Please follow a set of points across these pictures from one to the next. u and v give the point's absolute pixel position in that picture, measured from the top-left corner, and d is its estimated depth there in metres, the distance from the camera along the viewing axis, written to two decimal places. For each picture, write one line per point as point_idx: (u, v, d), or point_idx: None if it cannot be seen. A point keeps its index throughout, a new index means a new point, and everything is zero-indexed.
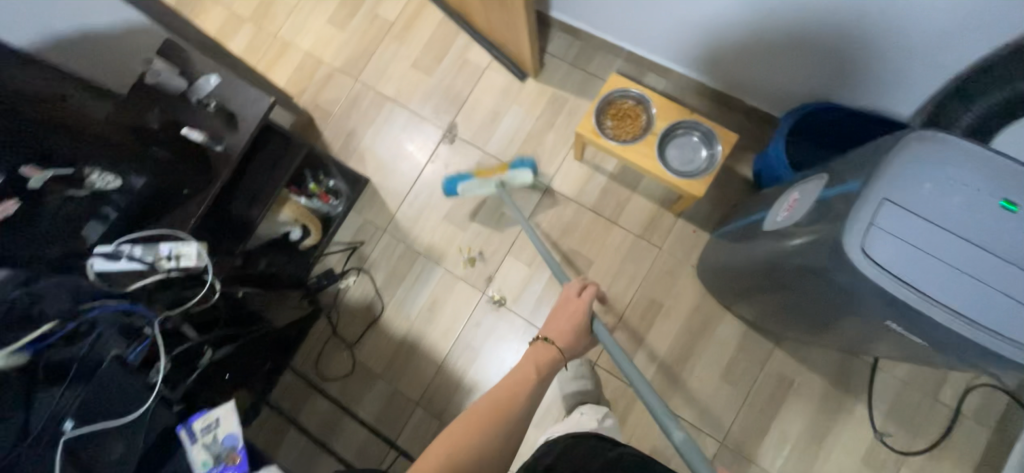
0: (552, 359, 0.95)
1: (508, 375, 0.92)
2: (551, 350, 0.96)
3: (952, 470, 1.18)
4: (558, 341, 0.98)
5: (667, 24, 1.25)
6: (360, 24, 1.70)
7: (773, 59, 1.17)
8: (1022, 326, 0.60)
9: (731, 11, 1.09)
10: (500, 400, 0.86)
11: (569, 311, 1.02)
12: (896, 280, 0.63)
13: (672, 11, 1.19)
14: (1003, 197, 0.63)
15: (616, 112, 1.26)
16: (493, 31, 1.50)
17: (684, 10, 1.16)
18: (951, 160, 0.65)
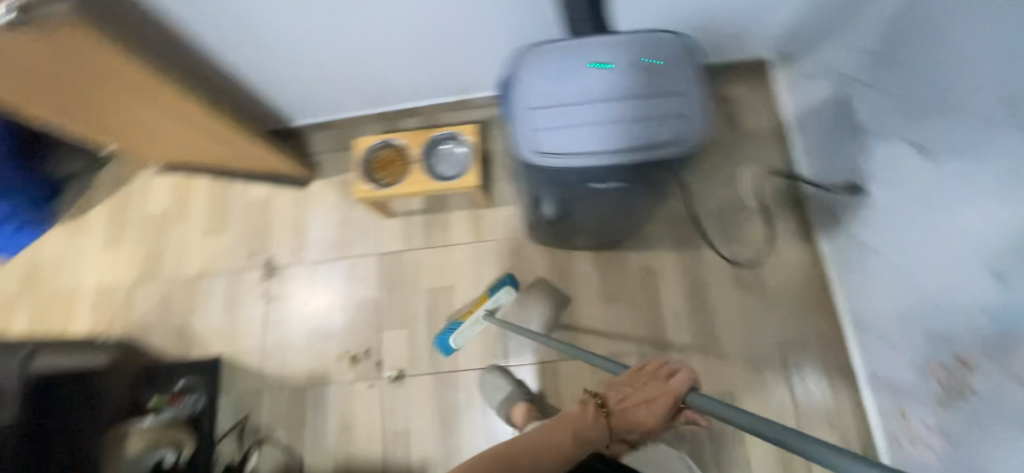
0: (596, 432, 0.81)
1: (554, 429, 0.78)
2: (598, 428, 0.81)
3: (794, 250, 1.38)
4: (618, 410, 0.86)
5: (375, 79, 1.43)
6: (135, 231, 1.66)
7: (457, 53, 1.35)
8: (655, 134, 0.80)
9: (403, 46, 1.30)
10: (534, 451, 0.73)
11: (645, 393, 0.88)
12: (567, 157, 0.80)
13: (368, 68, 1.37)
14: (592, 61, 0.82)
15: (378, 166, 1.35)
16: (252, 165, 1.57)
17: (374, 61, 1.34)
18: (550, 57, 0.83)
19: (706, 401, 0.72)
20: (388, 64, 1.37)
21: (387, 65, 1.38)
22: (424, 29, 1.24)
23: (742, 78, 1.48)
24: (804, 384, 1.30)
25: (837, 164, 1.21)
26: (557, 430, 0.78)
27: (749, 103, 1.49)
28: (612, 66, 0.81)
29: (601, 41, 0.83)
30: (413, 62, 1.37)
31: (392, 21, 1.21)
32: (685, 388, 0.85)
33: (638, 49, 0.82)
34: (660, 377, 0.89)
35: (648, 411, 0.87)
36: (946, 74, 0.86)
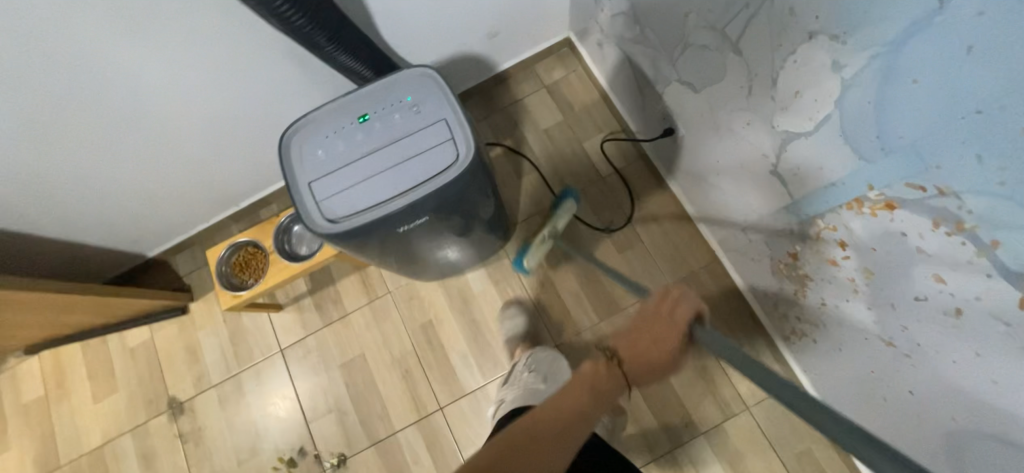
0: (612, 388, 0.66)
1: (556, 406, 0.65)
2: (618, 383, 0.67)
3: (656, 198, 1.46)
4: (632, 364, 0.68)
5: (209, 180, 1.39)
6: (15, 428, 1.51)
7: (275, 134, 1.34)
8: (432, 162, 0.81)
9: (214, 142, 1.27)
10: (536, 442, 0.61)
11: (653, 334, 0.69)
12: (358, 214, 0.80)
13: (195, 173, 1.34)
14: (357, 117, 0.86)
15: (239, 269, 1.32)
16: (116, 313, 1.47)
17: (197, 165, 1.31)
18: (320, 127, 0.86)
19: (728, 347, 0.64)
20: (212, 167, 1.35)
21: (214, 169, 1.36)
22: (228, 126, 1.24)
23: (556, 66, 1.60)
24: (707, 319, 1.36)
25: (648, 116, 1.30)
26: (559, 403, 0.65)
27: (570, 84, 1.59)
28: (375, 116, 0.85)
29: (354, 99, 0.87)
30: (238, 157, 1.36)
31: (191, 129, 1.20)
32: (688, 321, 0.69)
33: (388, 94, 0.86)
34: (664, 314, 0.70)
35: (661, 352, 0.68)
36: (673, 19, 0.97)
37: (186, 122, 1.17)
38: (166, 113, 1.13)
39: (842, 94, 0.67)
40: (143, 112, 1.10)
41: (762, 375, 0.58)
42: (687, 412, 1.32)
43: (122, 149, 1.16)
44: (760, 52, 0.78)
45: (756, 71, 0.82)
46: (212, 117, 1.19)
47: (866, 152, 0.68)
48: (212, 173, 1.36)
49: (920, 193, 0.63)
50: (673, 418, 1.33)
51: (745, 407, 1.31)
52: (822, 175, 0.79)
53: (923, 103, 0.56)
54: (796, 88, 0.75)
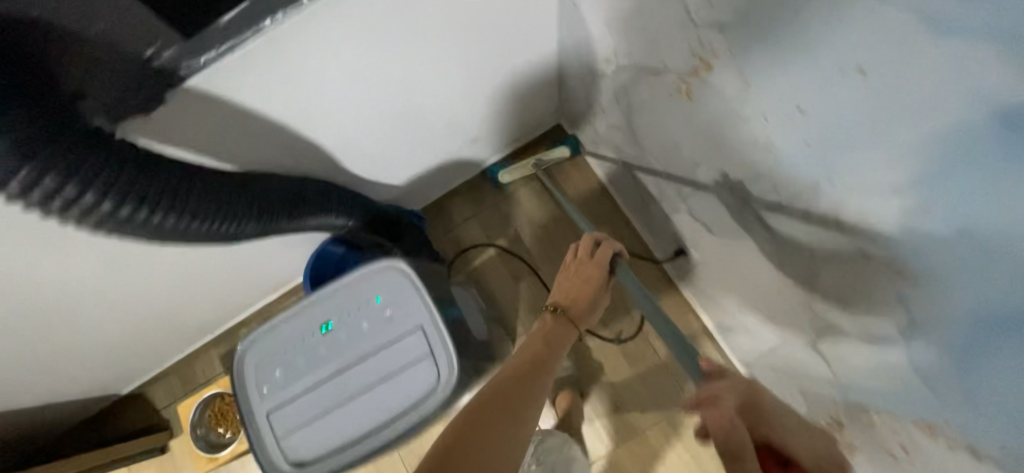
0: (563, 332, 0.77)
1: (523, 361, 0.69)
2: (565, 326, 0.78)
3: (670, 303, 1.30)
4: (571, 306, 0.79)
5: (165, 331, 1.18)
6: None
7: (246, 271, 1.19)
8: (409, 386, 0.70)
9: (155, 302, 1.04)
10: (506, 390, 0.63)
11: (584, 276, 0.80)
12: (328, 453, 0.69)
13: (143, 331, 1.12)
14: (318, 326, 0.73)
15: (217, 420, 1.20)
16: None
17: (141, 325, 1.10)
18: (275, 339, 0.73)
19: (640, 294, 0.75)
20: (181, 320, 1.17)
21: (171, 321, 1.15)
22: (187, 287, 1.05)
23: (550, 152, 1.45)
24: None
25: (656, 226, 1.15)
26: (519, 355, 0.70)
27: (565, 172, 1.42)
28: (340, 324, 0.72)
29: (312, 302, 0.73)
30: (203, 304, 1.17)
31: (142, 299, 1.01)
32: (612, 259, 0.80)
33: (353, 296, 0.73)
34: (588, 256, 0.81)
35: (591, 288, 0.80)
36: (683, 162, 0.81)
37: (133, 293, 0.99)
38: (112, 291, 0.95)
39: (910, 332, 0.53)
40: (85, 298, 0.92)
41: (665, 324, 0.72)
42: None
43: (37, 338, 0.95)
44: (798, 240, 0.63)
45: (793, 253, 0.67)
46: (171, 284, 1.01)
47: (943, 399, 0.54)
48: (180, 327, 1.19)
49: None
50: None
51: None
52: (879, 382, 0.65)
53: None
54: (847, 295, 0.60)
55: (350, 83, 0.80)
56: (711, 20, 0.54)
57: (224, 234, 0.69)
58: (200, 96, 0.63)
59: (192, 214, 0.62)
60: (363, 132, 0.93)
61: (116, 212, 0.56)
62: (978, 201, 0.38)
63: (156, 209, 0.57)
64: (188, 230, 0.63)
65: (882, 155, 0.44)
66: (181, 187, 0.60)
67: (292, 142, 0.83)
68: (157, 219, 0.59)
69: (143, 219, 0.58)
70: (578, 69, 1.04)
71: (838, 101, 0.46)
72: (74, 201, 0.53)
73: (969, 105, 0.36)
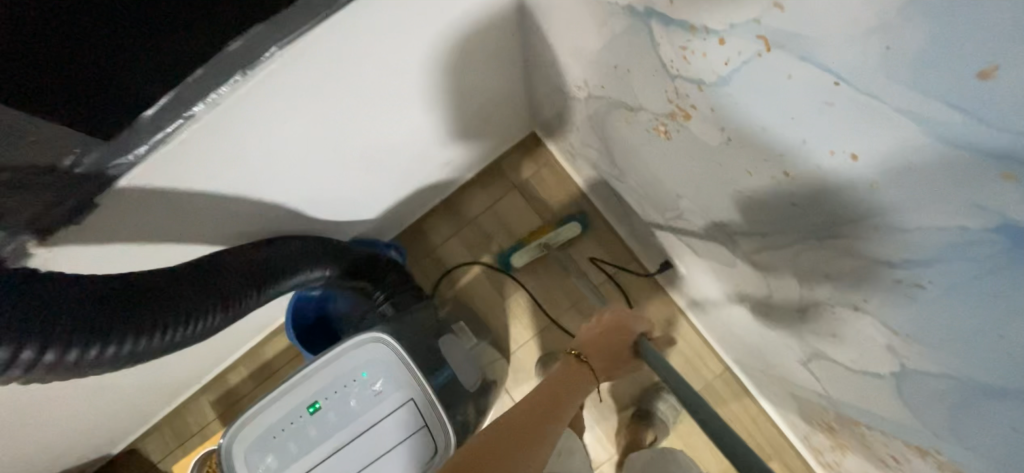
0: (582, 379, 0.77)
1: (536, 399, 0.69)
2: (586, 376, 0.78)
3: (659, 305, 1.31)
4: (591, 359, 0.80)
5: (145, 396, 1.13)
6: None
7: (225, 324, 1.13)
8: (406, 461, 0.67)
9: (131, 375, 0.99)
10: (516, 425, 0.63)
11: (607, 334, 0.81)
12: None
13: (123, 400, 1.07)
14: (304, 407, 0.70)
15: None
16: None
17: (119, 397, 1.04)
18: (260, 425, 0.70)
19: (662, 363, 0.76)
20: (160, 382, 1.12)
21: (151, 385, 1.10)
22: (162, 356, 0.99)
23: (525, 161, 1.41)
24: (734, 438, 1.24)
25: (640, 237, 1.15)
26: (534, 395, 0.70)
27: (544, 182, 1.40)
28: (327, 403, 0.69)
29: (296, 382, 0.70)
30: (182, 364, 1.12)
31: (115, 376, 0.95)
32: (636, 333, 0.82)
33: (337, 371, 0.70)
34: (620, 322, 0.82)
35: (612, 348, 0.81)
36: (664, 192, 0.80)
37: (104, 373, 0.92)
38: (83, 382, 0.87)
39: (901, 374, 0.54)
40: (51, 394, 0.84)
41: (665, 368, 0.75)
42: None
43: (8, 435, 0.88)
44: (785, 276, 0.63)
45: (780, 286, 0.66)
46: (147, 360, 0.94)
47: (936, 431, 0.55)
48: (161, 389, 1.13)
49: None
50: None
51: None
52: (870, 403, 0.66)
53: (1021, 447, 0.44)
54: (836, 331, 0.60)
55: (306, 142, 0.75)
56: (685, 76, 0.51)
57: (195, 334, 0.63)
58: (144, 192, 0.60)
59: (168, 328, 0.58)
60: (326, 181, 0.88)
61: (68, 362, 0.49)
62: (965, 285, 0.38)
63: (112, 339, 0.51)
64: (152, 350, 0.57)
65: (857, 229, 0.44)
66: (127, 303, 0.54)
67: (249, 208, 0.77)
68: (118, 351, 0.52)
69: (101, 357, 0.51)
70: (547, 86, 1.00)
71: (809, 174, 0.44)
72: (19, 365, 0.46)
73: (947, 203, 0.35)
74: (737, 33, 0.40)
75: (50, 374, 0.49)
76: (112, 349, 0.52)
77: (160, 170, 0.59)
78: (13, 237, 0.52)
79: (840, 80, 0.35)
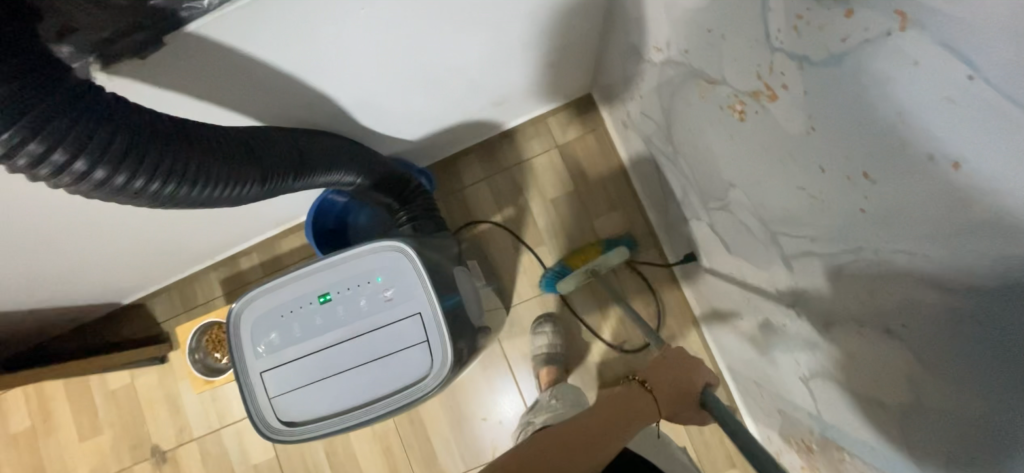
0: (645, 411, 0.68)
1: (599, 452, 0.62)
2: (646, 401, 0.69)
3: (668, 295, 1.31)
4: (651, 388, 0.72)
5: (168, 251, 1.18)
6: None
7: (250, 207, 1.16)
8: (404, 368, 0.70)
9: (162, 226, 1.03)
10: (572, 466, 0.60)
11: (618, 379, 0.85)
12: (318, 419, 0.70)
13: (148, 249, 1.12)
14: (315, 295, 0.72)
15: (214, 343, 1.24)
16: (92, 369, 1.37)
17: (146, 244, 1.09)
18: (272, 301, 0.72)
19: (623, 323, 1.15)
20: (184, 241, 1.17)
21: (174, 242, 1.14)
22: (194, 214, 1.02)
23: (573, 122, 1.37)
24: (704, 440, 1.27)
25: (671, 224, 1.13)
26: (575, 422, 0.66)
27: (587, 148, 1.37)
28: (338, 297, 0.71)
29: (312, 270, 0.72)
30: (206, 230, 1.16)
31: (147, 222, 0.99)
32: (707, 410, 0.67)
33: (353, 270, 0.72)
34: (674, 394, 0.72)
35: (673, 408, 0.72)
36: (715, 178, 0.77)
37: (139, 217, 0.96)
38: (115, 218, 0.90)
39: (906, 409, 0.54)
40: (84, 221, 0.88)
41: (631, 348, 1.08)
42: None
43: (44, 252, 0.93)
44: (815, 287, 0.62)
45: (806, 297, 0.65)
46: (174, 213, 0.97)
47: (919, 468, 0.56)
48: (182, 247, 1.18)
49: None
50: None
51: None
52: (860, 431, 0.66)
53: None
54: (855, 352, 0.59)
55: (369, 40, 0.73)
56: (789, 50, 0.47)
57: (227, 197, 0.64)
58: (210, 44, 0.59)
59: (189, 179, 0.56)
60: (378, 87, 0.87)
61: (113, 186, 0.50)
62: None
63: (159, 178, 0.53)
64: (187, 198, 0.58)
65: (920, 247, 0.42)
66: (179, 148, 0.55)
67: (301, 93, 0.77)
68: (159, 190, 0.54)
69: (144, 190, 0.53)
70: (621, 45, 0.96)
71: (886, 180, 0.42)
72: (67, 176, 0.47)
73: None
74: (872, 5, 0.37)
75: (91, 191, 0.50)
76: (154, 186, 0.53)
77: (227, 25, 0.58)
78: (78, 55, 0.52)
79: (975, 73, 0.32)
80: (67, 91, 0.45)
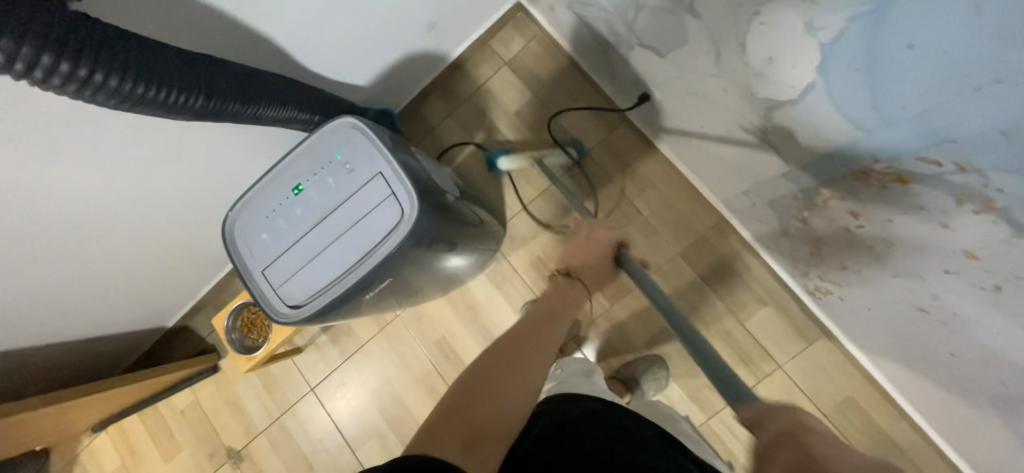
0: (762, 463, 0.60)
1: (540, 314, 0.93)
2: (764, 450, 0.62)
3: (648, 162, 1.33)
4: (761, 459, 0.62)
5: (186, 259, 1.28)
6: None
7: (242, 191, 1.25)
8: (378, 226, 0.76)
9: (160, 236, 1.11)
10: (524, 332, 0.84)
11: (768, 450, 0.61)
12: (319, 293, 0.77)
13: (158, 263, 1.20)
14: (288, 189, 0.80)
15: (249, 326, 1.34)
16: (149, 392, 1.46)
17: (151, 257, 1.16)
18: (257, 207, 0.81)
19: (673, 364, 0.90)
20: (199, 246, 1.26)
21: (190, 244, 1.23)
22: (184, 210, 1.09)
23: (513, 35, 1.43)
24: (728, 286, 1.27)
25: (620, 80, 1.15)
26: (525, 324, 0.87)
27: (531, 54, 1.42)
28: (308, 185, 0.79)
29: (281, 168, 0.80)
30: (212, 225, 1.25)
31: (146, 230, 1.06)
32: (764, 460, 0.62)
33: (316, 157, 0.79)
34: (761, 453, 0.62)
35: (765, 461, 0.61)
36: None
37: (133, 225, 1.02)
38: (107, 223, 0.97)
39: (873, 56, 0.48)
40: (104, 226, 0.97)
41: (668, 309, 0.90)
42: None
43: (74, 267, 1.02)
44: (719, 14, 0.64)
45: (722, 35, 0.67)
46: (179, 202, 1.05)
47: (926, 138, 0.50)
48: (200, 252, 1.28)
49: (938, 169, 0.51)
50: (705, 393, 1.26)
51: (777, 366, 1.23)
52: (843, 138, 0.61)
53: (1003, 120, 0.42)
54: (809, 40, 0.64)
55: None
56: None
57: (131, 99, 0.66)
58: None
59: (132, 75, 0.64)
60: (311, 16, 0.96)
61: (63, 84, 0.59)
62: None
63: (79, 62, 0.58)
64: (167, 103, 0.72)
65: None
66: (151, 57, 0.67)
67: (237, 32, 0.85)
68: (72, 71, 0.58)
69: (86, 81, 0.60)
70: None
71: None
72: (39, 70, 0.56)
73: None
74: None
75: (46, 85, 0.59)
76: (65, 66, 0.58)
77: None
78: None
79: None
80: (57, 13, 0.57)
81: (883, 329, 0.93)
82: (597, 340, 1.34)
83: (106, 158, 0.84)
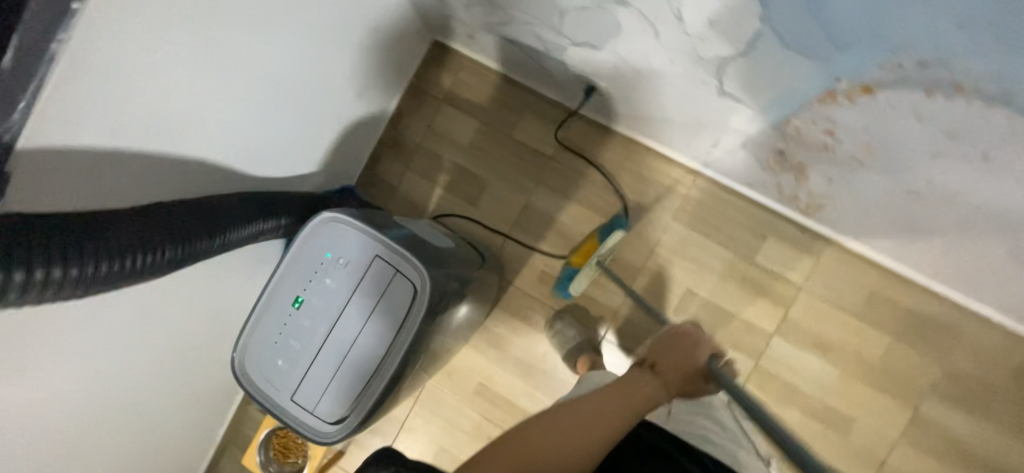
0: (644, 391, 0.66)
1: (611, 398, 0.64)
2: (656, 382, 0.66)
3: (610, 145, 1.35)
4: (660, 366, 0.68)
5: (194, 410, 1.19)
6: None
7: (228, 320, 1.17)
8: (394, 309, 0.72)
9: (160, 398, 1.03)
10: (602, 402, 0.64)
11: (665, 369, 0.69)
12: (358, 398, 0.73)
13: (166, 426, 1.11)
14: (288, 305, 0.75)
15: (283, 452, 1.25)
16: None
17: (158, 424, 1.07)
18: (261, 335, 0.76)
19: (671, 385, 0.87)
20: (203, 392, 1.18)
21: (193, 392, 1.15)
22: (176, 364, 1.01)
23: (439, 71, 1.42)
24: (727, 233, 1.30)
25: (560, 81, 1.17)
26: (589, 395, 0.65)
27: (464, 83, 1.42)
28: (309, 293, 0.75)
29: (273, 287, 0.75)
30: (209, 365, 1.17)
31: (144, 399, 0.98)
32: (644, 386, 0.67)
33: (305, 263, 0.75)
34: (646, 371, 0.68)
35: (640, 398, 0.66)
36: None
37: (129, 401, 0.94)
38: (102, 410, 0.89)
39: None
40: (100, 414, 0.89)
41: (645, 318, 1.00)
42: (751, 326, 1.28)
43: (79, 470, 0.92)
44: None
45: (655, 13, 0.68)
46: (169, 356, 0.98)
47: (885, 48, 0.52)
48: (205, 397, 1.19)
49: (902, 72, 0.54)
50: (745, 339, 1.27)
51: (798, 288, 1.27)
52: (804, 70, 0.63)
53: (958, 10, 0.44)
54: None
55: (199, 73, 0.77)
56: None
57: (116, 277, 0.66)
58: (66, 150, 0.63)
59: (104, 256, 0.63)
60: (244, 124, 0.92)
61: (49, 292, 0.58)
62: None
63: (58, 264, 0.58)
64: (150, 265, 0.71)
65: None
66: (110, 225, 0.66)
67: (172, 165, 0.80)
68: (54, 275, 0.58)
69: (57, 280, 0.58)
70: None
71: None
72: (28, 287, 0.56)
73: None
74: None
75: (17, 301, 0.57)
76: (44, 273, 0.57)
77: (66, 118, 0.61)
78: None
79: None
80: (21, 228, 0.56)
81: (882, 222, 0.97)
82: (628, 329, 1.33)
83: (85, 346, 0.77)
